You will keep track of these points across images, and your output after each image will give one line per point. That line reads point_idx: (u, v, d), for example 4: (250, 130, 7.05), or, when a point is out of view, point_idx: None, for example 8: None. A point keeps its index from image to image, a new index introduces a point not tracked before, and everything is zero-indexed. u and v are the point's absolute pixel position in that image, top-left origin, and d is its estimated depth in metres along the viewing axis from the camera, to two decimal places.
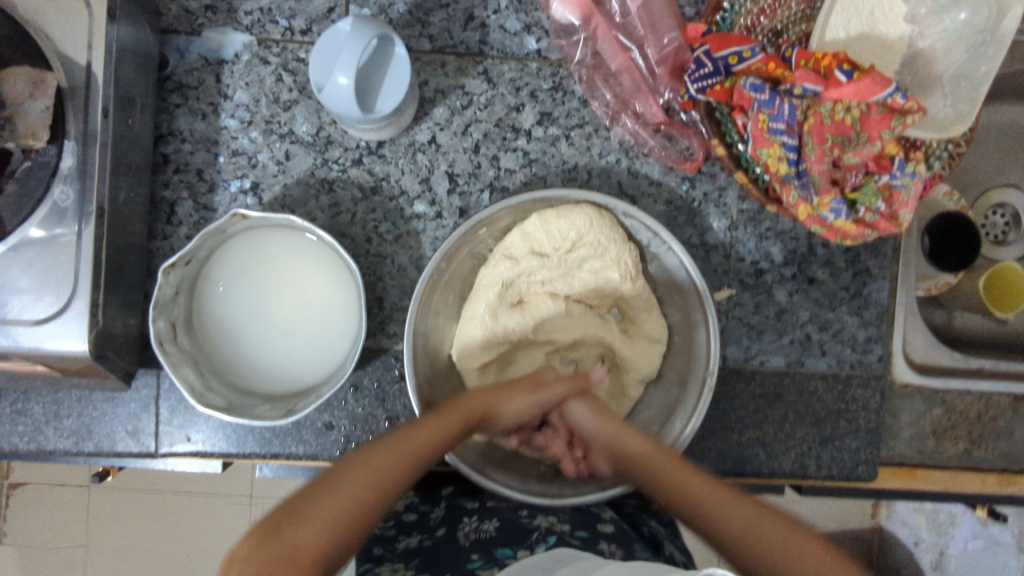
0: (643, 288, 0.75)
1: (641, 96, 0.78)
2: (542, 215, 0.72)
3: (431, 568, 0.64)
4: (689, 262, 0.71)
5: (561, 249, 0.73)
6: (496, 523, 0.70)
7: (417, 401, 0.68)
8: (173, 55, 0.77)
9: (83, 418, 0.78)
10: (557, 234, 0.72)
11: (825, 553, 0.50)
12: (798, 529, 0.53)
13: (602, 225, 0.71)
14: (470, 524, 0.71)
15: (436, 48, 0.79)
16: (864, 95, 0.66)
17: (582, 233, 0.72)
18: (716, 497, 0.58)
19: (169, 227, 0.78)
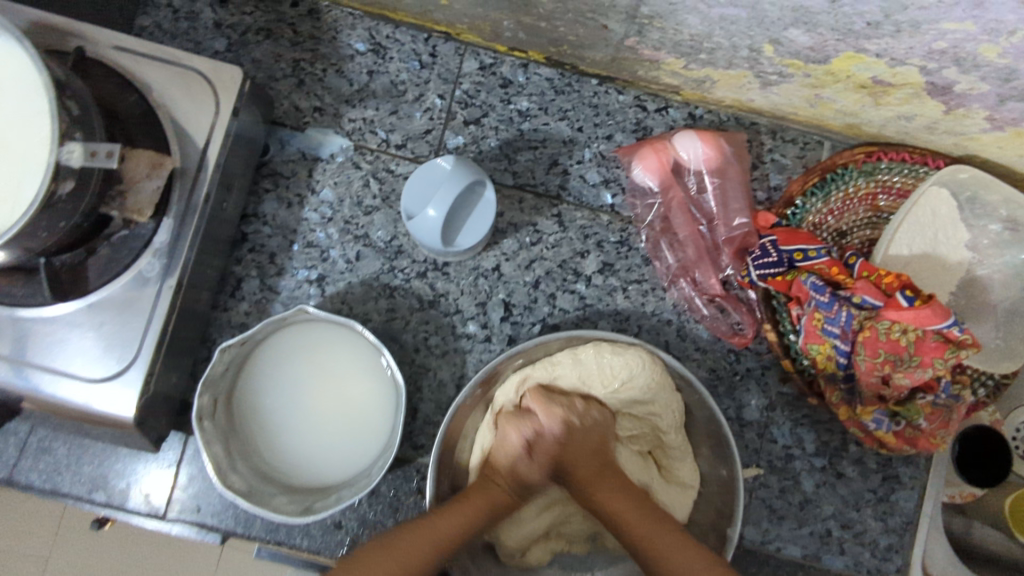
0: (681, 439, 0.75)
1: (702, 266, 0.81)
2: (598, 347, 0.73)
3: None
4: (723, 420, 0.71)
5: (607, 386, 0.74)
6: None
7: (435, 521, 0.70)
8: (275, 146, 0.83)
9: (102, 468, 0.78)
10: (605, 374, 0.73)
11: None
12: None
13: (655, 369, 0.72)
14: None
15: (517, 184, 0.83)
16: (921, 322, 0.67)
17: (632, 374, 0.72)
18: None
19: (231, 300, 0.80)
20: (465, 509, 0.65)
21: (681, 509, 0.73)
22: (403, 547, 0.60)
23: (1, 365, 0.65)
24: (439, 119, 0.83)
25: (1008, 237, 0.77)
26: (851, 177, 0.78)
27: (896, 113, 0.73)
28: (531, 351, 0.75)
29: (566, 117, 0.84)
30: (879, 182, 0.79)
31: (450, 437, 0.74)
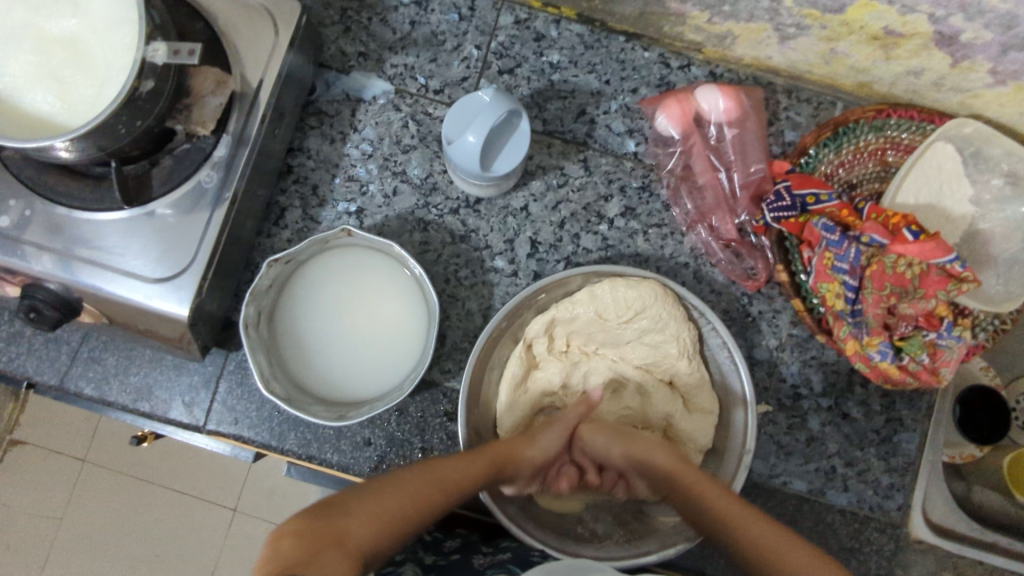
0: (697, 368, 0.79)
1: (719, 212, 0.85)
2: (613, 281, 0.76)
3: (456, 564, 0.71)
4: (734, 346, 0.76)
5: (622, 317, 0.77)
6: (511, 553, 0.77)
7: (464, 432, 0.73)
8: (321, 86, 0.88)
9: (147, 379, 0.82)
10: (620, 306, 0.77)
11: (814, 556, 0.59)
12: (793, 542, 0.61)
13: (667, 302, 0.76)
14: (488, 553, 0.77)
15: (547, 131, 0.88)
16: (926, 256, 0.74)
17: (645, 305, 0.76)
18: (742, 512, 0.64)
19: (274, 227, 0.85)
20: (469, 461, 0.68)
21: (699, 433, 0.79)
22: (423, 480, 0.63)
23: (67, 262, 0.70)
24: (475, 68, 0.89)
25: (1009, 193, 0.82)
26: (862, 132, 0.83)
27: (907, 68, 0.78)
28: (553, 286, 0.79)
29: (595, 70, 0.89)
30: (888, 138, 0.84)
31: (484, 359, 0.78)
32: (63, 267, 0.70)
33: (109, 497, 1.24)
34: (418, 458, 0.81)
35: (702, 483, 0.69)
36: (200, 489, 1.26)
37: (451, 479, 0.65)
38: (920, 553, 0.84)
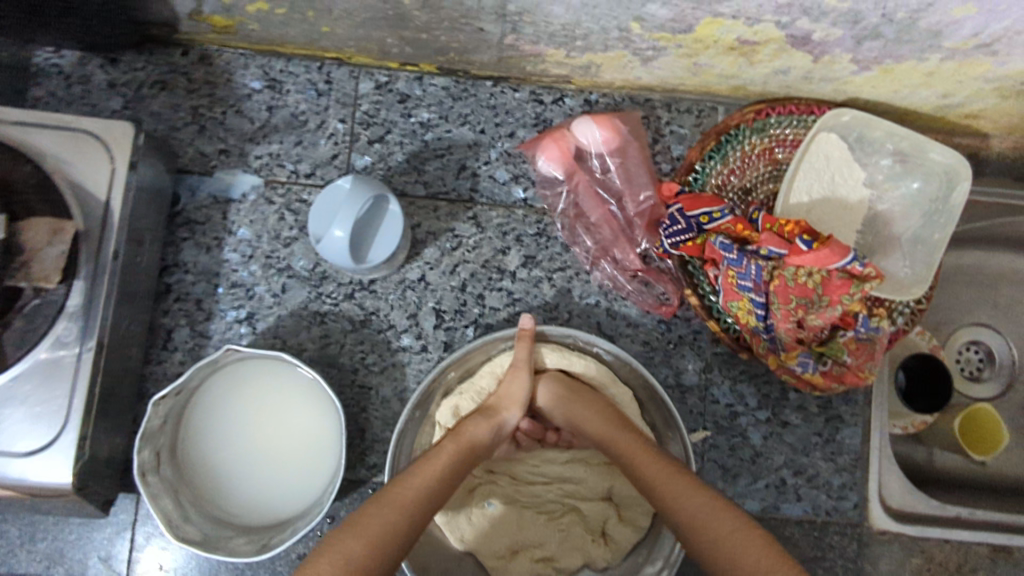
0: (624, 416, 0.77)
1: (619, 245, 0.83)
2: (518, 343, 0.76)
3: None
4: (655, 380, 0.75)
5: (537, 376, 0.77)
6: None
7: None
8: (185, 193, 0.83)
9: (57, 542, 0.77)
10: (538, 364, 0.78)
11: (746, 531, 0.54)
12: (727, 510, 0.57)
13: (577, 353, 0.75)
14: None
15: (430, 194, 0.85)
16: (824, 263, 0.70)
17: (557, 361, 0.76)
18: (689, 495, 0.59)
19: (164, 352, 0.80)
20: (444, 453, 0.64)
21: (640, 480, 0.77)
22: (391, 512, 0.57)
23: None
24: (343, 143, 0.85)
25: (900, 169, 0.81)
26: (744, 137, 0.81)
27: (771, 70, 0.77)
28: (461, 361, 0.76)
29: (467, 121, 0.86)
30: (773, 137, 0.82)
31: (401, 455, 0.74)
32: None
33: None
34: None
35: (644, 444, 0.65)
36: None
37: (420, 494, 0.59)
38: (885, 546, 0.83)
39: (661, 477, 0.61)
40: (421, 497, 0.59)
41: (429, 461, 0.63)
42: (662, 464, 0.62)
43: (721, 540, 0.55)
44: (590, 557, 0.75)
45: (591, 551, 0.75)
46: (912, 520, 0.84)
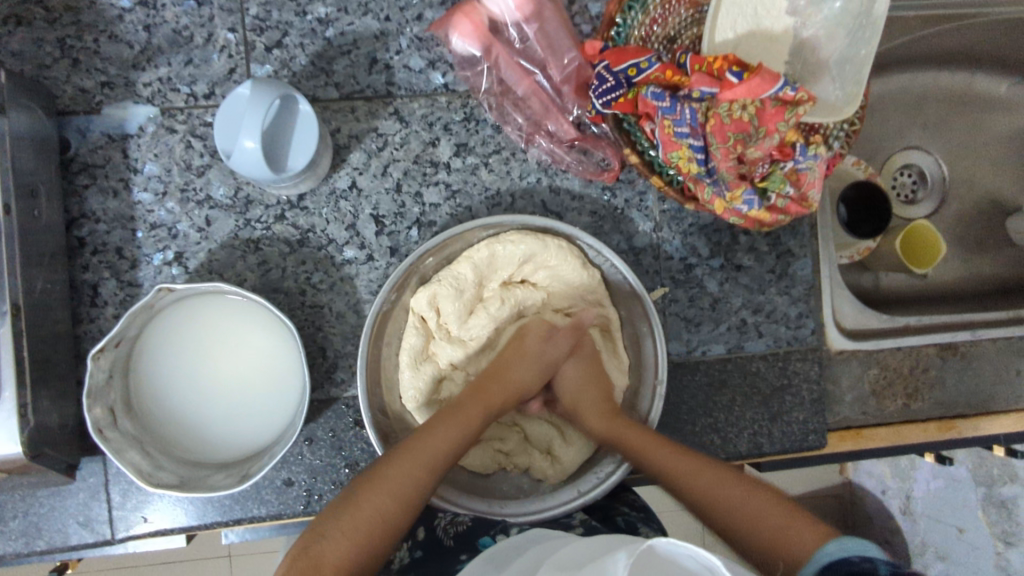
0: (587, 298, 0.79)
1: (551, 117, 0.79)
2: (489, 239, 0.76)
3: None
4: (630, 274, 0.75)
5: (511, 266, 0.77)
6: (471, 517, 0.74)
7: (376, 437, 0.70)
8: (74, 136, 0.76)
9: (30, 517, 0.74)
10: (509, 260, 0.76)
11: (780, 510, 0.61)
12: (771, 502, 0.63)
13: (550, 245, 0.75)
14: (445, 518, 0.74)
15: (344, 95, 0.79)
16: (755, 93, 0.69)
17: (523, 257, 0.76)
18: (703, 475, 0.66)
19: (94, 309, 0.76)
20: (449, 423, 0.68)
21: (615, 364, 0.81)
22: (403, 472, 0.63)
23: None
24: (239, 54, 0.78)
25: None
26: None
27: None
28: (439, 247, 0.75)
29: (369, 10, 0.79)
30: None
31: (376, 360, 0.74)
32: None
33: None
34: (347, 478, 0.77)
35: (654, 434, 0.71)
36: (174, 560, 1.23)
37: (441, 450, 0.66)
38: (843, 362, 0.89)
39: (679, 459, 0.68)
40: (442, 449, 0.66)
41: (450, 419, 0.69)
42: (676, 449, 0.69)
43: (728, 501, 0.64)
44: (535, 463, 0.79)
45: (539, 461, 0.79)
46: (867, 336, 0.91)
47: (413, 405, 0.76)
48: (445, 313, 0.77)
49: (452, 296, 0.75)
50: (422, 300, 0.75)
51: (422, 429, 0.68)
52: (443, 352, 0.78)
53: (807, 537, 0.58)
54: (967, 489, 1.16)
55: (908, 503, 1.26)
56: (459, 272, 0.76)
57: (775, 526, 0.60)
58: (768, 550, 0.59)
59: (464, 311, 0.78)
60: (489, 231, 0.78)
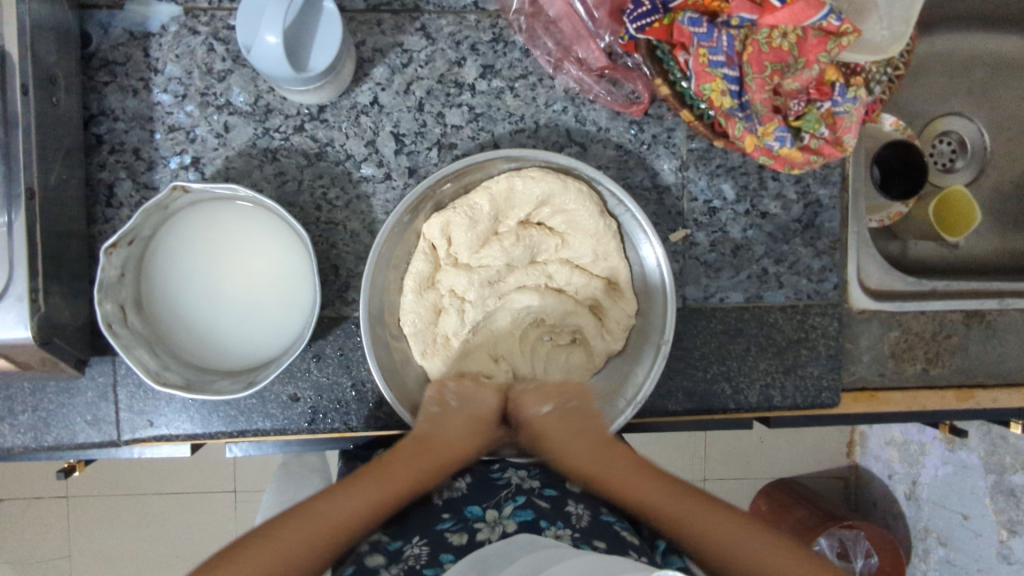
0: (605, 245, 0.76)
1: (581, 42, 0.77)
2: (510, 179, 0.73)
3: (406, 529, 0.66)
4: (646, 226, 0.73)
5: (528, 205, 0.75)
6: (468, 482, 0.72)
7: (372, 363, 0.69)
8: (96, 32, 0.74)
9: (40, 411, 0.75)
10: (526, 200, 0.74)
11: (772, 554, 0.57)
12: (755, 537, 0.58)
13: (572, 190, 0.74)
14: (443, 481, 0.73)
15: (371, 6, 0.77)
16: (798, 19, 0.66)
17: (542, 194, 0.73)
18: (682, 501, 0.63)
19: (110, 210, 0.75)
20: (409, 459, 0.68)
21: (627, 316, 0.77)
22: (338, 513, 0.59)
23: None
24: None
25: None
26: None
27: None
28: (457, 174, 0.73)
29: None
30: None
31: (376, 285, 0.72)
32: None
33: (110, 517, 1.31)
34: (353, 396, 0.77)
35: (648, 467, 0.69)
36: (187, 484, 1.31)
37: (408, 483, 0.66)
38: (864, 322, 0.87)
39: (669, 497, 0.64)
40: (399, 480, 0.66)
41: (410, 459, 0.68)
42: (663, 484, 0.65)
43: (728, 546, 0.58)
44: None
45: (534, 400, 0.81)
46: (891, 299, 0.87)
47: (409, 330, 0.75)
48: (458, 243, 0.75)
49: (465, 226, 0.73)
50: (440, 221, 0.73)
51: (386, 460, 0.67)
52: (451, 280, 0.76)
53: None
54: (976, 476, 1.13)
55: (915, 487, 1.24)
56: (475, 203, 0.73)
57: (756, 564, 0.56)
58: None
59: (479, 241, 0.75)
60: (509, 165, 0.75)
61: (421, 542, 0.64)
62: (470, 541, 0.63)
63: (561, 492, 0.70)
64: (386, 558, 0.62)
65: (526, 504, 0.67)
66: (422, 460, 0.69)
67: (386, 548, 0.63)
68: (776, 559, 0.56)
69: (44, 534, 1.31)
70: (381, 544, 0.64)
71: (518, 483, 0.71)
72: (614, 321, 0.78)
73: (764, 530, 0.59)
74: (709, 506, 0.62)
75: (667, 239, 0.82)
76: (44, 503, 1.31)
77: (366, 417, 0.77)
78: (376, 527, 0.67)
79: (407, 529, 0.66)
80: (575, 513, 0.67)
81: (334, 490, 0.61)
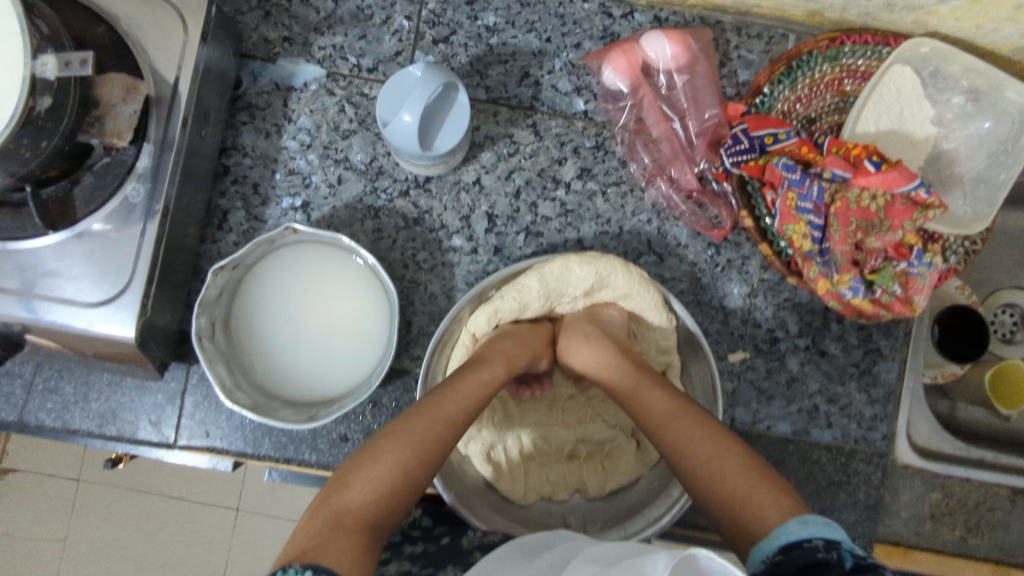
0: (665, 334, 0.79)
1: (677, 163, 0.82)
2: (567, 261, 0.74)
3: (437, 564, 0.73)
4: (691, 322, 0.76)
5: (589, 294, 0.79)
6: (497, 545, 0.75)
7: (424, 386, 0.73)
8: (247, 78, 0.83)
9: (110, 402, 0.80)
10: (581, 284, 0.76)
11: (780, 502, 0.52)
12: (768, 483, 0.54)
13: (634, 281, 0.75)
14: (479, 554, 0.75)
15: (491, 99, 0.84)
16: (890, 186, 0.71)
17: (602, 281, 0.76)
18: (713, 442, 0.59)
19: (219, 233, 0.82)
20: (464, 384, 0.65)
21: None
22: (414, 432, 0.58)
23: (16, 301, 0.66)
24: (408, 40, 0.84)
25: (971, 109, 0.80)
26: (816, 63, 0.79)
27: None
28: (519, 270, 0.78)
29: (534, 28, 0.84)
30: (844, 67, 0.80)
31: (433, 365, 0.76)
32: (9, 305, 0.66)
33: (120, 513, 1.33)
34: None
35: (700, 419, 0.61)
36: (201, 494, 1.33)
37: (457, 407, 0.62)
38: (907, 478, 0.86)
39: (687, 439, 0.60)
40: (454, 407, 0.62)
41: (462, 381, 0.65)
42: (705, 425, 0.60)
43: (714, 478, 0.56)
44: (586, 484, 0.82)
45: (587, 478, 0.82)
46: (938, 459, 0.89)
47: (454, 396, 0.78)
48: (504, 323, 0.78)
49: (513, 310, 0.76)
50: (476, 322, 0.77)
51: (437, 391, 0.63)
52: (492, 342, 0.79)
53: (770, 518, 0.51)
54: None
55: None
56: (524, 286, 0.75)
57: (747, 485, 0.54)
58: (744, 528, 0.53)
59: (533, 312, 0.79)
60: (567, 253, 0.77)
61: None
62: None
63: None
64: None
65: None
66: (474, 369, 0.67)
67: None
68: (778, 503, 0.52)
69: (54, 515, 1.33)
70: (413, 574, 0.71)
71: None
72: None
73: (789, 487, 0.54)
74: (724, 441, 0.59)
75: (725, 358, 0.84)
76: (57, 486, 1.34)
77: None
78: (405, 564, 0.73)
79: (437, 571, 0.71)
80: None
81: (391, 434, 0.58)
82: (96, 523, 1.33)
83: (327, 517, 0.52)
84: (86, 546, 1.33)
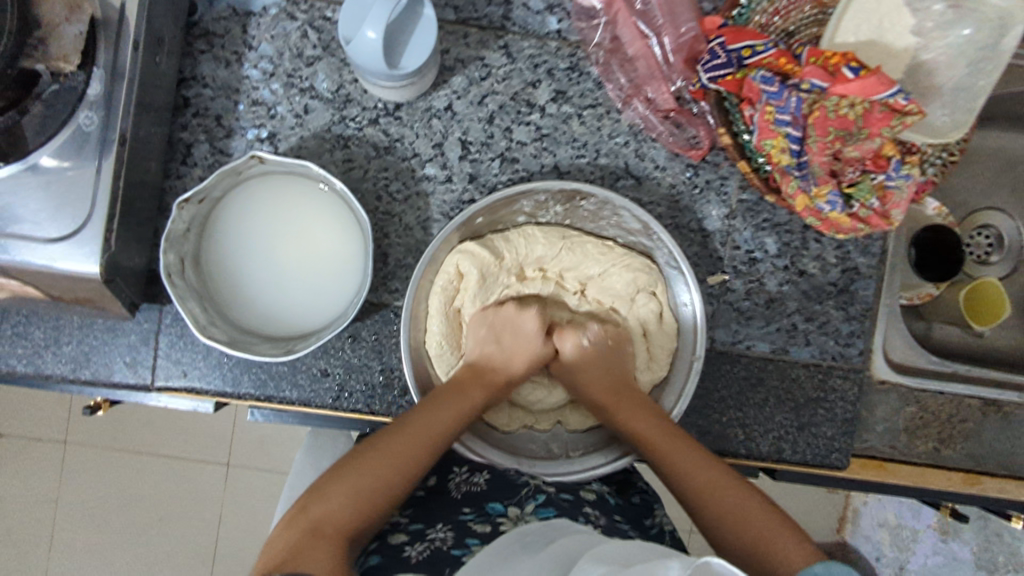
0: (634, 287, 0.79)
1: (653, 83, 0.81)
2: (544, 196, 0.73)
3: (424, 518, 0.67)
4: (677, 251, 0.74)
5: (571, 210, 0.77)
6: (487, 477, 0.73)
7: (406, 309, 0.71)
8: (202, 3, 0.79)
9: (82, 346, 0.78)
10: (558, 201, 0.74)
11: (768, 514, 0.63)
12: (764, 512, 0.63)
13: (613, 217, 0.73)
14: (460, 475, 0.74)
15: (460, 19, 0.81)
16: (868, 93, 0.70)
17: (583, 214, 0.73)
18: (721, 496, 0.65)
19: (184, 168, 0.79)
20: (450, 411, 0.69)
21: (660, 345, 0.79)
22: (398, 452, 0.65)
23: None
24: None
25: (951, 16, 0.78)
26: None
27: None
28: (493, 207, 0.76)
29: None
30: None
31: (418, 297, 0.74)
32: None
33: (106, 465, 1.32)
34: (380, 382, 0.79)
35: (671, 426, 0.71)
36: (189, 444, 1.33)
37: (430, 433, 0.67)
38: (882, 393, 0.88)
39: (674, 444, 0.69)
40: (431, 433, 0.67)
41: (438, 408, 0.69)
42: (697, 454, 0.69)
43: (724, 514, 0.64)
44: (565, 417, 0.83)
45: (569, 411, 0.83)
46: (913, 375, 0.89)
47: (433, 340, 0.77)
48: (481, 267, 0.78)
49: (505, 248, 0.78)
50: (456, 252, 0.76)
51: (424, 408, 0.69)
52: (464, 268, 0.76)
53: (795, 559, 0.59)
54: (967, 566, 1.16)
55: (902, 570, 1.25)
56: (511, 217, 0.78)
57: (734, 497, 0.65)
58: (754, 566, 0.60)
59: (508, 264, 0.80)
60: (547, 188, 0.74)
61: (444, 530, 0.66)
62: (493, 530, 0.64)
63: (575, 496, 0.72)
64: (409, 537, 0.65)
65: (547, 503, 0.68)
66: (460, 397, 0.71)
67: (407, 528, 0.66)
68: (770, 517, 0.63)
69: (41, 471, 1.32)
70: (402, 526, 0.67)
71: (538, 484, 0.71)
72: (657, 346, 0.80)
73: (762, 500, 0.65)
74: (738, 484, 0.66)
75: (705, 281, 0.84)
76: (44, 448, 1.32)
77: (388, 403, 0.79)
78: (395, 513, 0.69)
79: (427, 515, 0.68)
80: (594, 515, 0.69)
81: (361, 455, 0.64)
82: (82, 476, 1.32)
83: (304, 527, 0.57)
84: (76, 497, 1.33)
